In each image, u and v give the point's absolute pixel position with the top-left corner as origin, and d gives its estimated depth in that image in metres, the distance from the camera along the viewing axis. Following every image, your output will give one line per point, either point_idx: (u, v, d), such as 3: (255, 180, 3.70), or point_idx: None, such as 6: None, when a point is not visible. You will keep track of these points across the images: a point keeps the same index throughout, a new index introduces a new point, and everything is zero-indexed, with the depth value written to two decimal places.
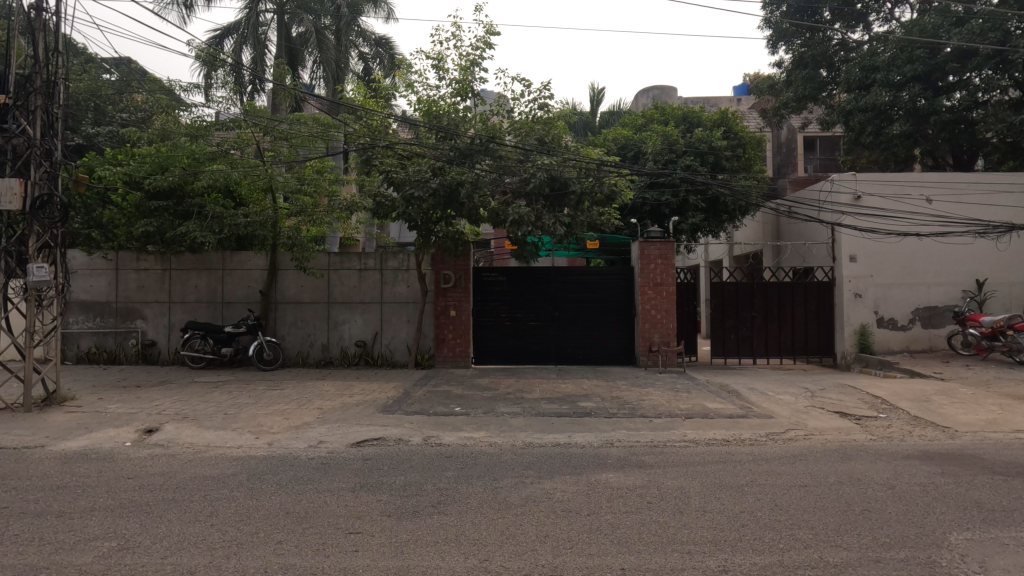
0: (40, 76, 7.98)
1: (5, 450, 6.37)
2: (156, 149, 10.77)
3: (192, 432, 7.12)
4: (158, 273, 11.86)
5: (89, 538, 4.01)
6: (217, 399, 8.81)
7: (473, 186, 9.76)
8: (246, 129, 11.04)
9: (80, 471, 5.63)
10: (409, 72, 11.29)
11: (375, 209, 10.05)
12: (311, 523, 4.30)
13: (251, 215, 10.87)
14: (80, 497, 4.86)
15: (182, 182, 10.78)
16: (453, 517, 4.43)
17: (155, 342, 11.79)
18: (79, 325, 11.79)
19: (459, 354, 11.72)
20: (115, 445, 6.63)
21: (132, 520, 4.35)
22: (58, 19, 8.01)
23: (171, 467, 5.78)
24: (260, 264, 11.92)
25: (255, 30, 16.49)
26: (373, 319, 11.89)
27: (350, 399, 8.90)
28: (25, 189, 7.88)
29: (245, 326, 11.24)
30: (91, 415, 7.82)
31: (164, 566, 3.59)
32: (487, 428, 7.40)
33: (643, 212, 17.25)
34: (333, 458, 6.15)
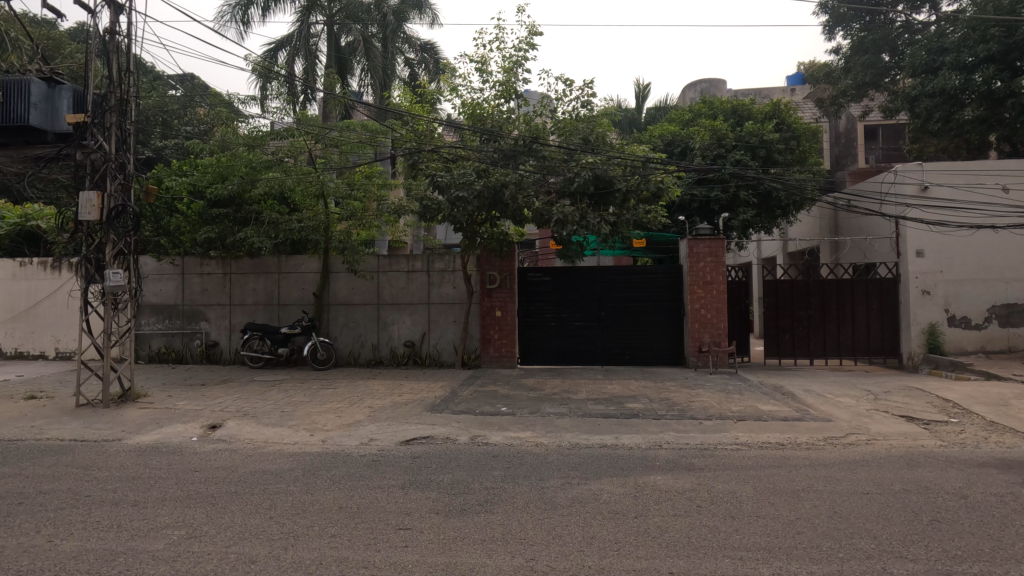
0: (114, 95, 8.58)
1: (87, 442, 6.89)
2: (217, 159, 11.35)
3: (252, 429, 7.47)
4: (220, 277, 12.51)
5: (161, 526, 4.28)
6: (275, 397, 9.21)
7: (517, 187, 9.78)
8: (299, 137, 11.47)
9: (152, 463, 6.02)
10: (453, 76, 11.46)
11: (422, 212, 10.16)
12: (363, 518, 4.44)
13: (305, 220, 11.31)
14: (152, 488, 5.20)
15: (241, 190, 11.32)
16: (500, 516, 4.47)
17: (218, 342, 12.44)
18: (150, 326, 12.58)
19: (505, 354, 11.80)
20: (182, 439, 7.04)
21: (199, 511, 4.61)
22: (129, 41, 8.59)
23: (234, 461, 6.09)
24: (313, 267, 12.39)
25: (306, 42, 17.12)
26: (421, 320, 12.12)
27: (399, 398, 9.12)
28: (102, 201, 8.53)
29: (300, 327, 11.71)
30: (162, 411, 8.34)
31: (228, 554, 3.80)
32: (533, 428, 7.41)
33: (691, 208, 16.86)
34: (383, 455, 6.32)
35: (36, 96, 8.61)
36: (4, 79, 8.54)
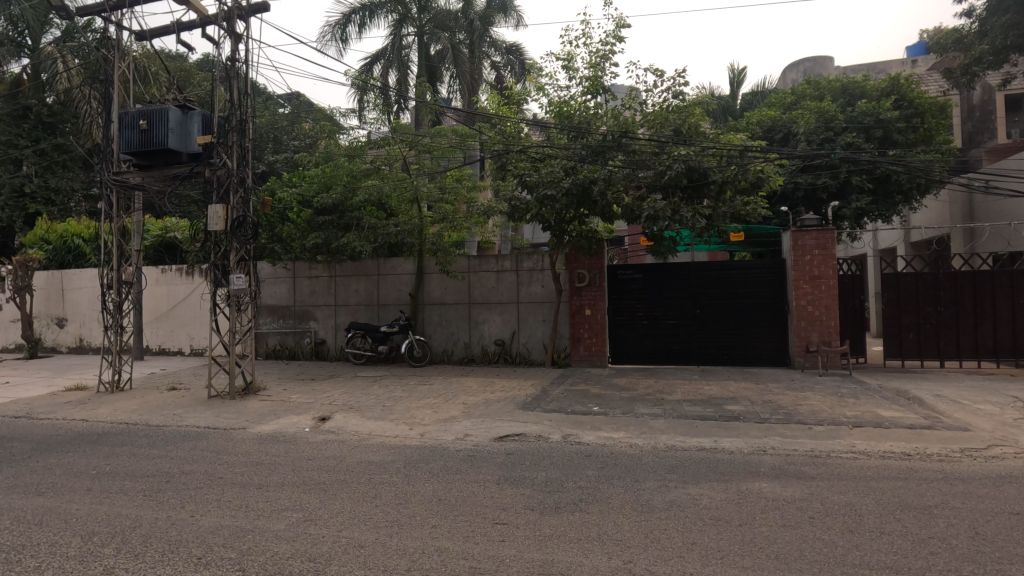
0: (235, 116, 9.50)
1: (218, 430, 7.68)
2: (321, 169, 12.18)
3: (357, 422, 7.96)
4: (326, 280, 13.45)
5: (282, 508, 4.68)
6: (376, 392, 9.76)
7: (606, 183, 9.62)
8: (394, 145, 12.09)
9: (272, 451, 6.60)
10: (539, 76, 11.53)
11: (511, 212, 10.30)
12: (461, 511, 4.58)
13: (400, 224, 11.93)
14: (273, 473, 5.70)
15: (343, 198, 12.09)
16: (596, 515, 4.43)
17: (325, 340, 13.40)
18: (267, 326, 13.80)
19: (596, 353, 11.67)
20: (297, 429, 7.65)
21: (314, 496, 5.00)
22: (247, 66, 9.48)
23: (342, 452, 6.53)
24: (408, 269, 12.97)
25: (399, 53, 17.91)
26: (511, 318, 12.29)
27: (491, 395, 9.31)
28: (227, 213, 9.47)
29: (398, 326, 12.32)
30: (279, 403, 9.12)
31: (340, 537, 4.08)
32: (627, 429, 7.27)
33: (795, 198, 15.75)
34: (478, 451, 6.48)
35: (173, 122, 9.75)
36: (149, 110, 9.78)
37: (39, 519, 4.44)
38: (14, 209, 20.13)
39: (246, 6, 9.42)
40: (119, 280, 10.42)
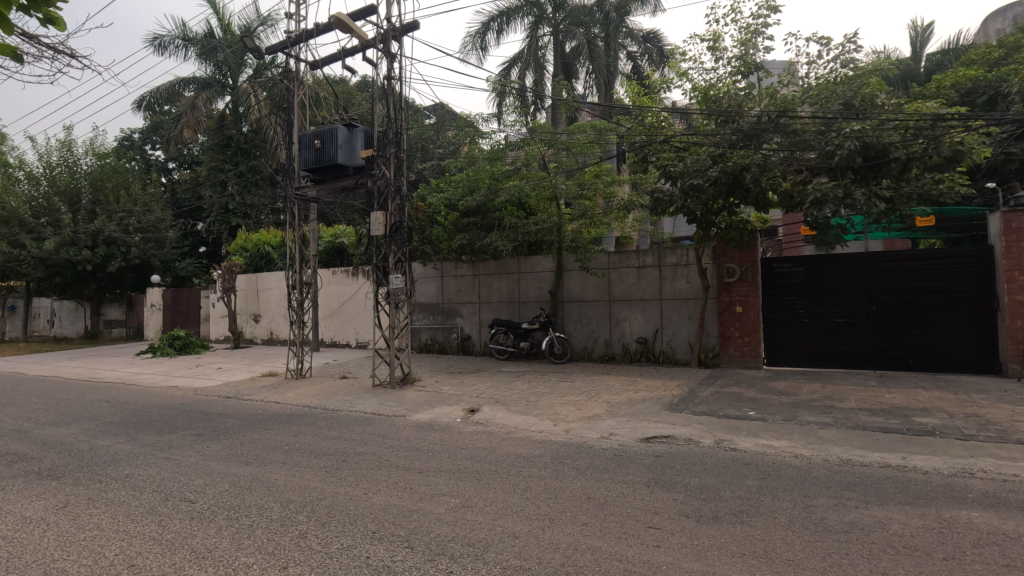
0: (392, 130, 10.38)
1: (383, 416, 8.46)
2: (466, 173, 12.76)
3: (504, 415, 8.25)
4: (470, 278, 14.15)
5: (441, 493, 5.00)
6: (520, 387, 10.03)
7: (761, 168, 8.87)
8: (533, 145, 12.29)
9: (428, 438, 7.10)
10: (682, 60, 11.00)
11: (653, 206, 9.96)
12: (612, 511, 4.50)
13: (540, 223, 12.12)
14: (431, 459, 6.12)
15: (486, 200, 12.57)
16: (760, 530, 4.08)
17: (470, 336, 14.13)
18: (420, 322, 14.91)
19: (748, 354, 10.80)
20: (449, 420, 8.14)
21: (469, 484, 5.26)
22: (400, 83, 10.28)
23: (492, 443, 6.80)
24: (548, 266, 13.14)
25: (535, 54, 18.18)
26: (653, 316, 11.87)
27: (635, 395, 9.08)
28: (386, 219, 10.39)
29: (538, 323, 12.55)
30: (432, 394, 9.79)
31: (496, 526, 4.24)
32: (790, 437, 6.62)
33: (1004, 172, 13.18)
34: (624, 451, 6.34)
35: (341, 139, 10.94)
36: (322, 130, 11.07)
37: (248, 485, 5.24)
38: (221, 224, 24.12)
39: (399, 26, 10.24)
40: (301, 281, 11.95)
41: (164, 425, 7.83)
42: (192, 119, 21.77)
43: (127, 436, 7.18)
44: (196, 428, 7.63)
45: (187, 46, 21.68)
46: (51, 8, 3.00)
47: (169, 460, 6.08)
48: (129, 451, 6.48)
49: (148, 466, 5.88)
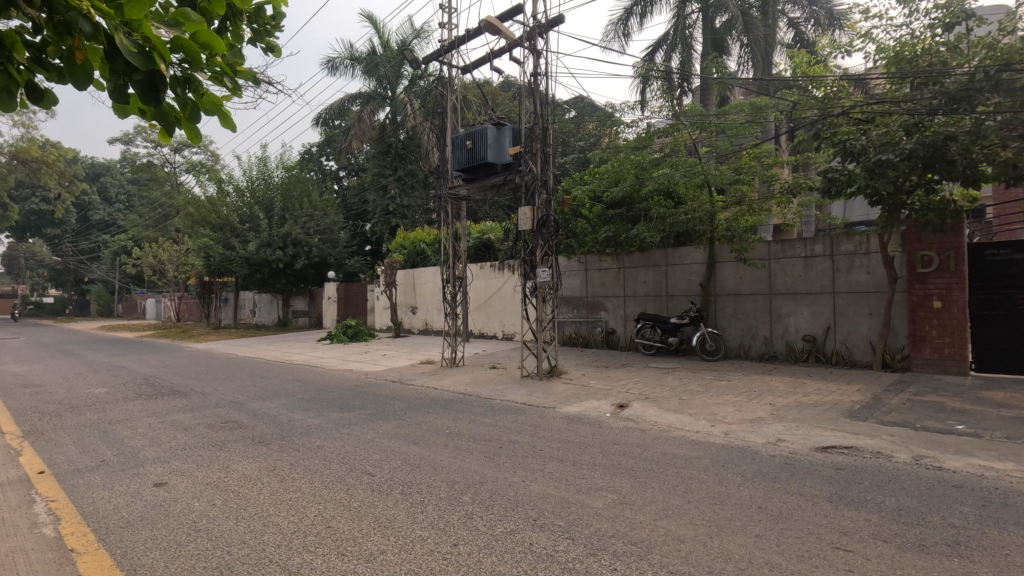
0: (539, 126, 10.52)
1: (533, 406, 8.65)
2: (610, 164, 12.55)
3: (655, 412, 7.97)
4: (615, 271, 13.89)
5: (598, 487, 4.94)
6: (671, 384, 9.61)
7: (972, 137, 7.51)
8: (683, 130, 11.62)
9: (579, 431, 7.09)
10: (862, 19, 9.63)
11: (826, 187, 8.80)
12: (789, 525, 4.09)
13: (691, 212, 11.38)
14: (584, 452, 6.10)
15: (633, 190, 12.17)
16: (987, 568, 3.41)
17: (615, 330, 13.89)
18: (564, 315, 15.02)
19: (950, 357, 9.16)
20: (599, 414, 8.07)
21: (626, 481, 5.14)
22: (546, 78, 10.36)
23: (645, 441, 6.59)
24: (699, 258, 12.40)
25: (682, 33, 17.08)
26: (824, 311, 10.60)
27: (806, 398, 8.19)
28: (533, 214, 10.56)
29: (689, 317, 11.89)
30: (580, 387, 9.79)
31: (658, 527, 4.08)
32: (1017, 459, 5.47)
33: None
34: (797, 459, 5.74)
35: (491, 138, 11.33)
36: (473, 131, 11.60)
37: (417, 463, 5.68)
38: (383, 224, 26.55)
39: (545, 22, 10.32)
40: (454, 276, 12.69)
41: (344, 404, 8.82)
42: (359, 130, 24.27)
43: (316, 412, 8.22)
44: (370, 408, 8.48)
45: (354, 64, 24.16)
46: (271, 38, 3.36)
47: (350, 435, 6.81)
48: (319, 425, 7.41)
49: (334, 439, 6.65)
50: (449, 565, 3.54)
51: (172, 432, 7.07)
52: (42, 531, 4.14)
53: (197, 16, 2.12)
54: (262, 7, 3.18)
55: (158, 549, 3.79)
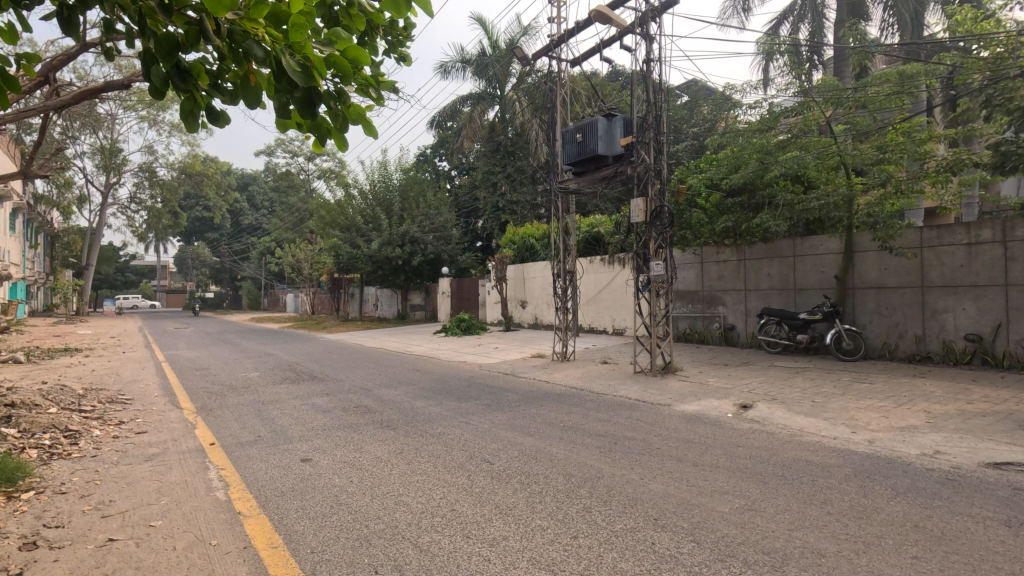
0: (652, 114, 10.15)
1: (647, 403, 8.42)
2: (730, 150, 11.84)
3: (784, 414, 7.40)
4: (735, 264, 13.09)
5: (722, 491, 4.70)
6: (802, 385, 8.87)
7: None
8: (815, 107, 10.54)
9: (699, 431, 6.79)
10: None
11: (998, 162, 7.59)
12: (956, 549, 3.60)
13: (824, 197, 10.27)
14: (705, 453, 5.83)
15: (756, 176, 11.37)
16: None
17: (735, 326, 13.09)
18: (678, 310, 14.44)
19: None
20: (720, 413, 7.67)
21: (754, 486, 4.83)
22: (659, 63, 9.97)
23: (774, 445, 6.15)
24: (834, 248, 11.29)
25: (813, 2, 15.60)
26: (992, 307, 9.16)
27: (970, 406, 7.15)
28: (647, 205, 10.23)
29: (821, 313, 10.88)
30: (698, 385, 9.37)
31: (793, 538, 3.79)
32: None
33: None
34: (961, 475, 5.03)
35: (602, 130, 11.21)
36: (584, 124, 11.51)
37: (534, 455, 5.78)
38: (493, 220, 27.30)
39: (658, 5, 9.94)
40: (564, 270, 12.72)
41: (461, 394, 9.20)
42: (470, 130, 25.08)
43: (437, 400, 8.66)
44: (485, 398, 8.76)
45: (465, 66, 24.97)
46: (402, 47, 3.57)
47: (468, 424, 7.10)
48: (439, 413, 7.80)
49: (454, 427, 6.97)
50: (570, 556, 3.56)
51: (313, 414, 7.84)
52: (216, 494, 4.79)
53: (347, 35, 2.33)
54: (395, 20, 3.40)
55: (307, 518, 4.23)
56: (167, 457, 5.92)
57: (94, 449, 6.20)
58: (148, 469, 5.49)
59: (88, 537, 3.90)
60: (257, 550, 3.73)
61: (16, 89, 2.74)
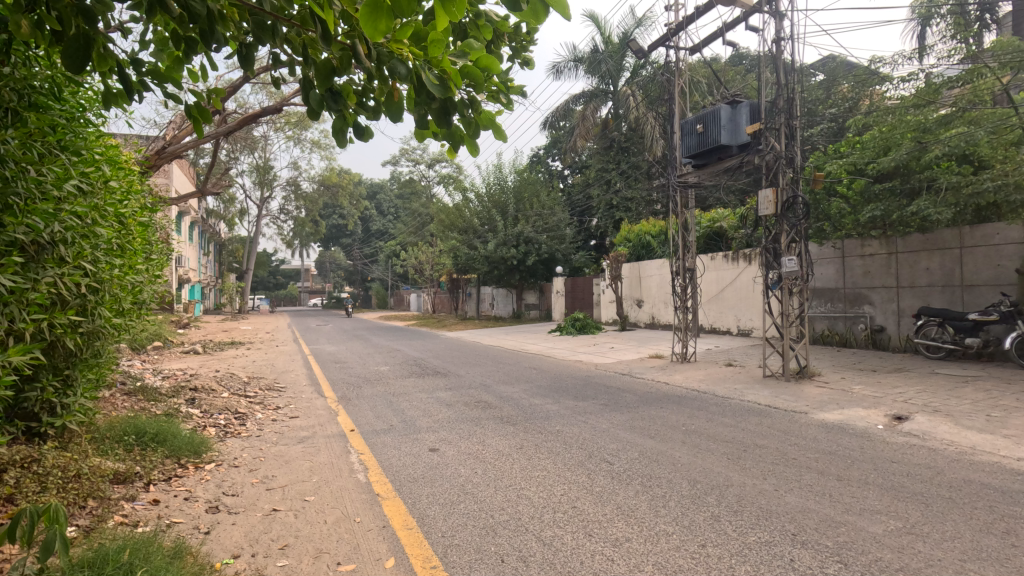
0: (783, 97, 9.33)
1: (780, 409, 7.81)
2: (878, 130, 10.63)
3: (949, 429, 6.47)
4: (884, 258, 11.67)
5: (874, 510, 4.23)
6: (972, 396, 7.69)
7: None
8: (987, 75, 9.18)
9: (843, 442, 6.16)
10: None
11: None
12: None
13: (1000, 178, 8.97)
14: (851, 467, 5.28)
15: (911, 158, 10.07)
16: None
17: (885, 327, 11.69)
18: (815, 309, 13.19)
19: None
20: (867, 424, 6.90)
21: (914, 507, 4.28)
22: (791, 42, 9.20)
23: (938, 463, 5.40)
24: (1014, 237, 9.62)
25: None
26: None
27: None
28: (777, 196, 9.45)
29: (998, 313, 9.35)
30: (840, 392, 8.51)
31: (965, 571, 3.31)
32: None
33: None
34: None
35: (725, 118, 10.65)
36: (705, 114, 11.08)
37: (656, 457, 5.63)
38: (608, 219, 26.95)
39: None
40: (684, 267, 12.20)
41: (578, 393, 9.20)
42: (583, 129, 25.03)
43: (554, 398, 8.75)
44: (603, 398, 8.69)
45: (578, 65, 24.94)
46: (526, 52, 3.66)
47: (587, 423, 7.09)
48: (557, 411, 7.86)
49: (572, 426, 6.99)
50: (700, 564, 3.42)
51: (438, 407, 8.30)
52: (358, 476, 5.27)
53: (479, 45, 2.43)
54: (519, 26, 3.49)
55: (437, 504, 4.49)
56: (316, 440, 6.62)
57: (258, 430, 7.10)
58: (301, 450, 6.16)
59: (256, 506, 4.48)
60: (394, 530, 4.04)
61: (208, 118, 3.22)
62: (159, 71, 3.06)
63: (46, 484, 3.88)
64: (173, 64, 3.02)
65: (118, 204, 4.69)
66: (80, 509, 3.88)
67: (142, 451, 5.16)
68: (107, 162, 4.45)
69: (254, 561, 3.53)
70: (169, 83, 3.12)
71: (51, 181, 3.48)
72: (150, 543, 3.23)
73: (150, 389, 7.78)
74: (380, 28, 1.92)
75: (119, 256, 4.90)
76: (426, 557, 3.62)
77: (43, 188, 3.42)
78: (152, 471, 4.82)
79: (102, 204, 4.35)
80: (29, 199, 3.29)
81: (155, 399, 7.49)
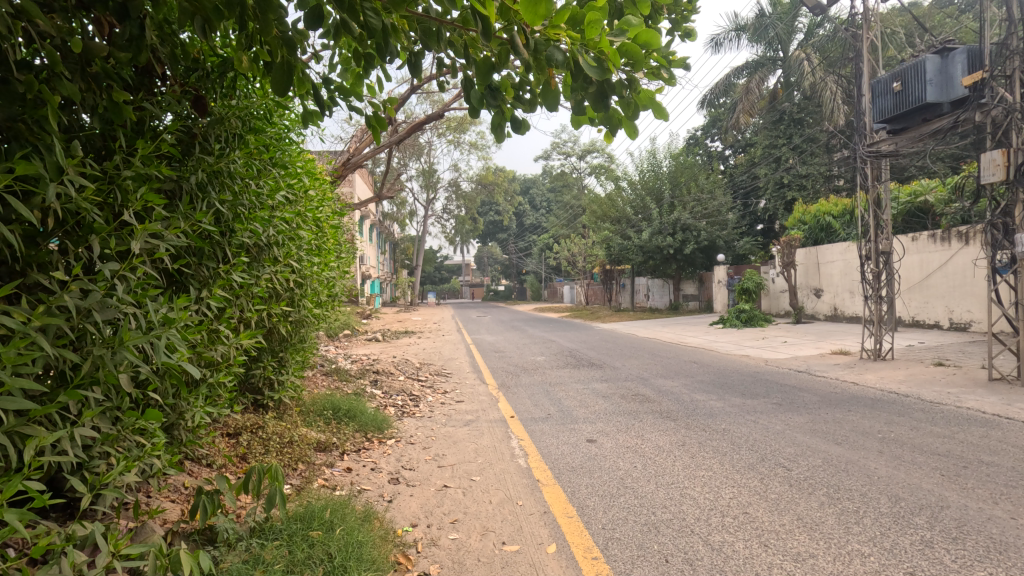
0: (1016, 36, 7.54)
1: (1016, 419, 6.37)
2: None
3: None
4: None
5: None
6: None
7: None
8: None
9: None
10: None
11: None
12: None
13: None
14: None
15: None
16: None
17: None
18: None
19: None
20: None
21: None
22: None
23: None
24: None
25: None
26: None
27: None
28: (1009, 157, 7.68)
29: None
30: None
31: None
32: None
33: None
34: None
35: (931, 71, 9.08)
36: (903, 69, 9.64)
37: (844, 467, 4.94)
38: (778, 199, 24.36)
39: None
40: (877, 250, 10.52)
41: (746, 390, 8.48)
42: (748, 103, 23.01)
43: (718, 395, 8.18)
44: (777, 397, 7.90)
45: (740, 34, 22.88)
46: (687, 23, 3.43)
47: (757, 424, 6.49)
48: (722, 409, 7.33)
49: (742, 425, 6.45)
50: None
51: (595, 398, 8.28)
52: (518, 461, 5.46)
53: (637, 21, 2.34)
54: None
55: (597, 495, 4.46)
56: (480, 424, 7.02)
57: (430, 411, 7.75)
58: (467, 433, 6.58)
59: (429, 481, 4.88)
60: (555, 516, 4.10)
61: (385, 127, 3.53)
62: (344, 87, 3.45)
63: (269, 447, 4.64)
64: (355, 82, 3.40)
65: (316, 210, 5.45)
66: (293, 470, 4.56)
67: (337, 424, 5.92)
68: (307, 174, 5.14)
69: (429, 532, 3.85)
70: (352, 97, 3.50)
71: (266, 193, 4.09)
72: (345, 505, 3.67)
73: (342, 371, 8.94)
74: (538, 14, 1.93)
75: (318, 255, 5.67)
76: (587, 547, 3.61)
77: (261, 199, 4.04)
78: (345, 442, 5.51)
79: (304, 210, 5.06)
80: (250, 209, 3.91)
81: (347, 379, 8.61)
